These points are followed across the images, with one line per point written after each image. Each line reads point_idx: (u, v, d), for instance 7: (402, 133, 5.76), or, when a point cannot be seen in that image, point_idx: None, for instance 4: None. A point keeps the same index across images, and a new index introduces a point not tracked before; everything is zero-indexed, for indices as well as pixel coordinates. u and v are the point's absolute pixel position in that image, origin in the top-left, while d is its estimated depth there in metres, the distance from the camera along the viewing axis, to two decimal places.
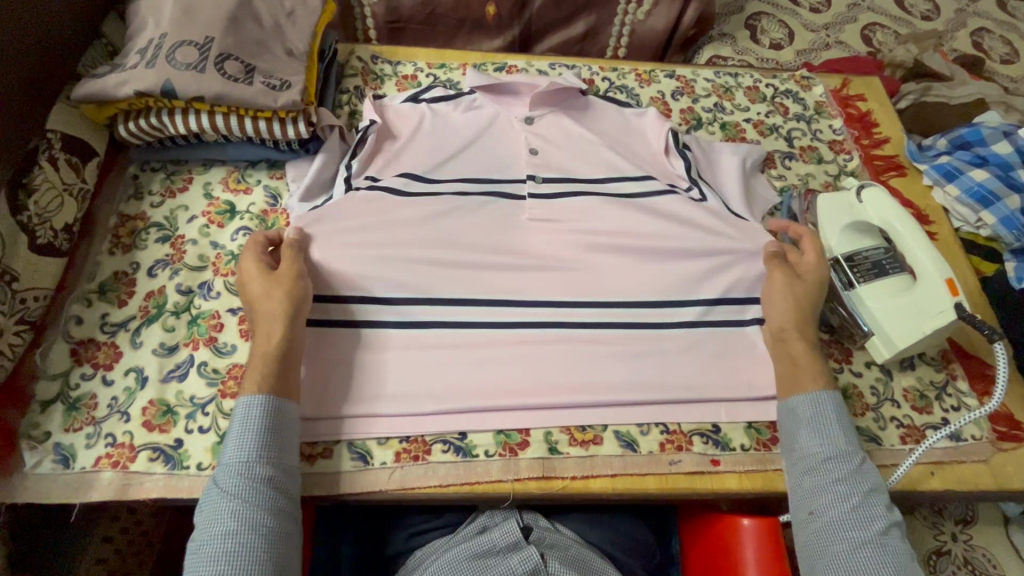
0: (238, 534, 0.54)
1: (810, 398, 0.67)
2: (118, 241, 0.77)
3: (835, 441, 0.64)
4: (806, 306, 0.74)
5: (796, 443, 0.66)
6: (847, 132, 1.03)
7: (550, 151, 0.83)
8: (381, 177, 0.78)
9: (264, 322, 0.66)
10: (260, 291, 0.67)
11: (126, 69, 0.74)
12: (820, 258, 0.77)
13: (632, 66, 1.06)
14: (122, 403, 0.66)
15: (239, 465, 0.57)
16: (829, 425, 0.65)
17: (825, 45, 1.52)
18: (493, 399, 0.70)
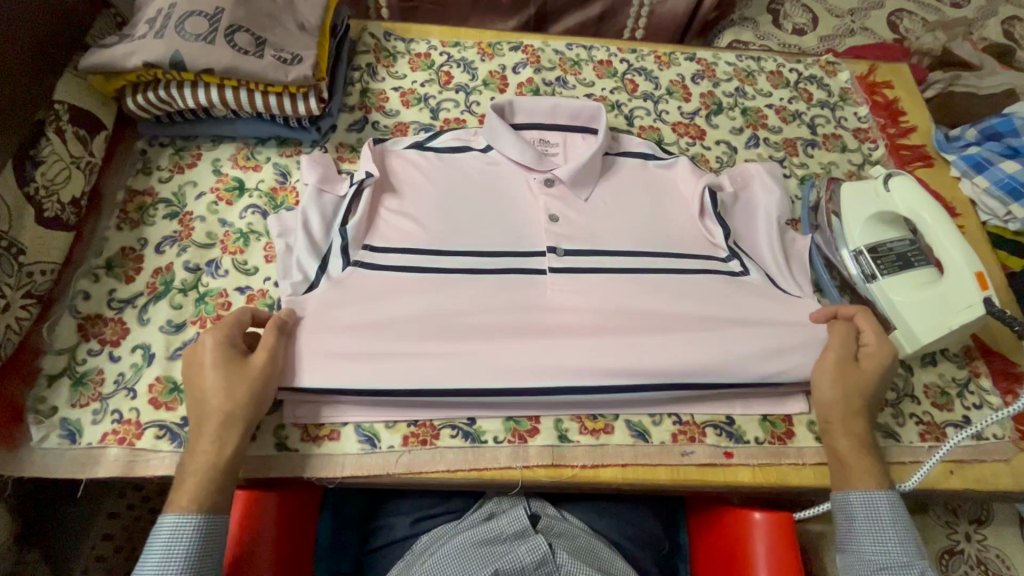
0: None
1: (863, 498, 0.63)
2: (126, 216, 0.76)
3: (894, 553, 0.61)
4: (855, 401, 0.67)
5: (860, 545, 0.62)
6: (872, 119, 0.99)
7: (572, 218, 0.78)
8: (383, 247, 0.73)
9: (208, 413, 0.60)
10: (214, 372, 0.61)
11: (135, 39, 0.73)
12: (880, 344, 0.69)
13: (652, 48, 1.03)
14: (129, 379, 0.66)
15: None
16: (886, 532, 0.62)
17: (849, 31, 1.48)
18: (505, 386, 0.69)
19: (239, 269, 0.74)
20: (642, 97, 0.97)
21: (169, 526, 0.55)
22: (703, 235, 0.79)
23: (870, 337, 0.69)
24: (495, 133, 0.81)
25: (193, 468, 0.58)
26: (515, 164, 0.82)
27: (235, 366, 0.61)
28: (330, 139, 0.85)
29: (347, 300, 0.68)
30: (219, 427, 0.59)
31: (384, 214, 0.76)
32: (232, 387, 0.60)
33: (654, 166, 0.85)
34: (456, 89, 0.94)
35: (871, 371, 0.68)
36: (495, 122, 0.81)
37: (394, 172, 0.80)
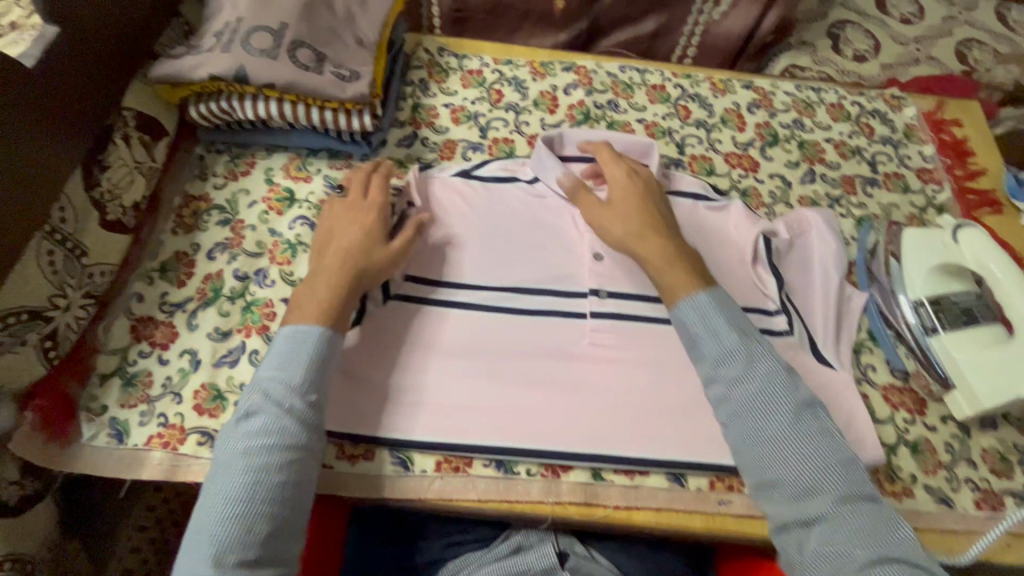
0: (257, 456, 0.55)
1: (688, 304, 0.67)
2: (181, 221, 0.78)
3: (726, 342, 0.64)
4: (632, 218, 0.74)
5: (699, 345, 0.65)
6: (938, 160, 0.95)
7: (617, 258, 0.78)
8: (432, 281, 0.75)
9: (333, 245, 0.69)
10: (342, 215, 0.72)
11: (202, 51, 0.73)
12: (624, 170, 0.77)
13: (707, 74, 1.01)
14: (176, 383, 0.67)
15: (276, 388, 0.59)
16: (727, 335, 0.64)
17: (914, 60, 1.42)
18: (544, 416, 0.68)
19: (285, 279, 0.75)
20: (695, 124, 0.95)
21: (290, 336, 0.62)
22: (754, 282, 0.79)
23: (620, 168, 0.78)
24: (544, 168, 0.81)
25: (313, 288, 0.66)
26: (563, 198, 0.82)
27: (372, 226, 0.71)
28: (380, 154, 0.86)
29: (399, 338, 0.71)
30: (345, 263, 0.67)
31: (426, 244, 0.77)
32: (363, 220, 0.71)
33: (704, 208, 0.84)
34: (506, 108, 0.93)
35: (631, 192, 0.76)
36: (545, 157, 0.81)
37: (438, 201, 0.81)
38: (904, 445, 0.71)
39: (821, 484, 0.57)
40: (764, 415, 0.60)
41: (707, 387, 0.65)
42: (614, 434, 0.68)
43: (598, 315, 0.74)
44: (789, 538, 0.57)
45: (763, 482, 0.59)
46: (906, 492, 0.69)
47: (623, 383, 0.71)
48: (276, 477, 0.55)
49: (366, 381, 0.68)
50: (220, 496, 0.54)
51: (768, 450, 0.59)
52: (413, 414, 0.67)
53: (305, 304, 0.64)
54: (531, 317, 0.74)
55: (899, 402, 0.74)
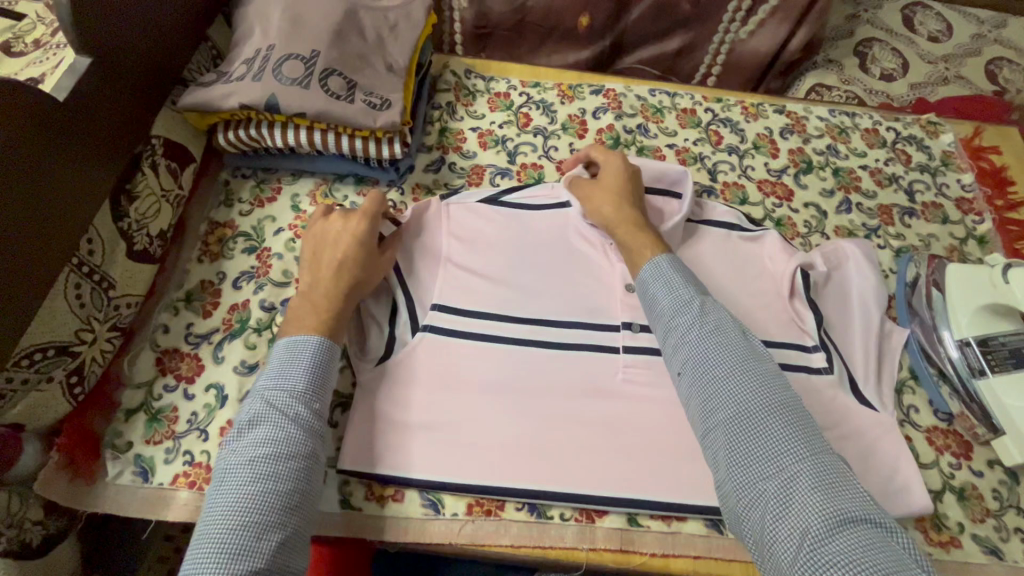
0: (261, 465, 0.53)
1: (649, 270, 0.68)
2: (207, 249, 0.77)
3: (681, 293, 0.65)
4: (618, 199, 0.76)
5: (657, 301, 0.66)
6: (977, 189, 0.92)
7: None
8: (461, 312, 0.72)
9: (326, 258, 0.69)
10: (332, 226, 0.71)
11: (232, 79, 0.72)
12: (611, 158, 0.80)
13: (738, 98, 0.99)
14: (202, 420, 0.66)
15: (275, 396, 0.58)
16: (676, 286, 0.66)
17: (943, 79, 1.39)
18: (578, 458, 0.66)
19: None
20: (727, 150, 0.93)
21: (287, 346, 0.62)
22: (791, 317, 0.76)
23: (609, 157, 0.80)
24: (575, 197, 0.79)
25: (310, 299, 0.66)
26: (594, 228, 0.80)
27: (364, 237, 0.70)
28: (408, 179, 0.85)
29: (427, 375, 0.68)
30: (340, 276, 0.67)
31: (457, 273, 0.75)
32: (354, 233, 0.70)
33: (738, 238, 0.82)
34: (534, 132, 0.92)
35: (617, 176, 0.78)
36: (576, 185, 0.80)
37: (466, 228, 0.79)
38: (950, 491, 0.69)
39: (772, 427, 0.54)
40: (715, 359, 0.60)
41: (663, 342, 0.65)
42: (652, 478, 0.65)
43: (632, 350, 0.72)
44: (738, 487, 0.54)
45: (714, 429, 0.57)
46: (953, 542, 0.66)
47: (660, 423, 0.68)
48: (282, 487, 0.53)
49: (394, 419, 0.66)
50: (223, 510, 0.51)
51: (717, 391, 0.58)
52: (443, 455, 0.65)
53: (305, 313, 0.65)
54: (564, 351, 0.72)
55: (944, 445, 0.71)
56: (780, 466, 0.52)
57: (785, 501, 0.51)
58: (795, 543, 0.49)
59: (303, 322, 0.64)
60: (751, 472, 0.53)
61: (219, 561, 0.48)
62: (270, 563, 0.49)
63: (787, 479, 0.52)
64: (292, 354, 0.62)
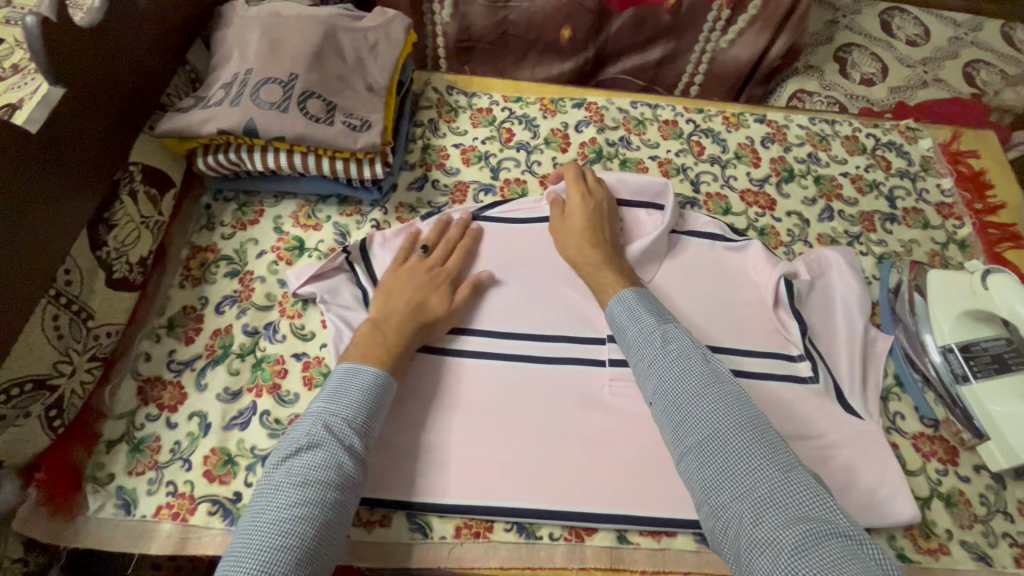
0: (311, 490, 0.54)
1: (618, 300, 0.69)
2: (188, 274, 0.76)
3: (647, 325, 0.66)
4: (587, 229, 0.77)
5: (626, 334, 0.67)
6: (957, 193, 0.93)
7: None
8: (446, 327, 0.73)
9: (400, 297, 0.70)
10: (410, 273, 0.73)
11: (210, 104, 0.72)
12: (575, 183, 0.81)
13: (719, 108, 1.00)
14: (184, 449, 0.65)
15: (335, 422, 0.58)
16: (637, 313, 0.67)
17: (921, 82, 1.41)
18: (566, 476, 0.65)
19: (296, 333, 0.73)
20: (709, 160, 0.93)
21: (347, 371, 0.63)
22: (775, 326, 0.77)
23: (575, 181, 0.81)
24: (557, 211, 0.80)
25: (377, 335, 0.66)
26: None
27: (444, 288, 0.73)
28: (391, 198, 0.85)
29: (417, 397, 0.69)
30: (411, 318, 0.68)
31: None
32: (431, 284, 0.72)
33: (722, 248, 0.82)
34: (517, 147, 0.92)
35: (582, 202, 0.79)
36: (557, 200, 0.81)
37: None
38: (938, 498, 0.69)
39: (743, 450, 0.55)
40: (681, 387, 0.60)
41: (636, 374, 0.66)
42: (640, 493, 0.65)
43: (617, 362, 0.72)
44: (714, 509, 0.54)
45: (689, 456, 0.57)
46: (942, 549, 0.66)
47: (647, 438, 0.68)
48: (322, 517, 0.53)
49: (389, 439, 0.66)
50: (257, 532, 0.51)
51: (688, 417, 0.58)
52: (443, 476, 0.65)
53: (370, 345, 0.65)
54: (550, 367, 0.72)
55: (931, 451, 0.72)
56: (754, 484, 0.52)
57: (755, 520, 0.50)
58: (770, 560, 0.48)
59: (367, 354, 0.64)
60: (725, 494, 0.53)
61: None
62: None
63: (760, 496, 0.52)
64: (337, 384, 0.62)
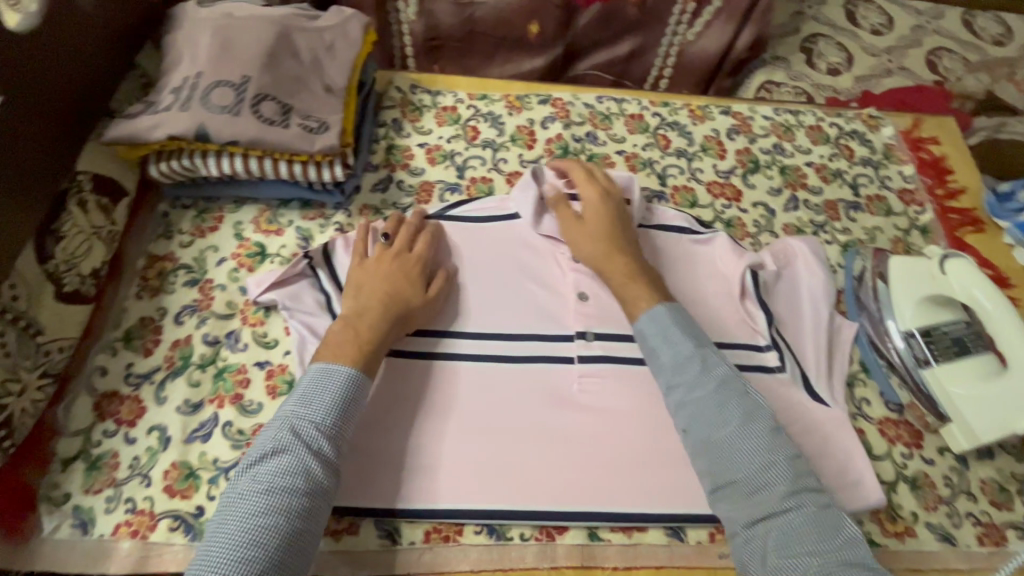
0: (277, 497, 0.53)
1: (648, 318, 0.68)
2: (146, 284, 0.74)
3: (682, 349, 0.65)
4: (613, 238, 0.75)
5: (659, 357, 0.66)
6: (918, 179, 0.95)
7: (601, 298, 0.76)
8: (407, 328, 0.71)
9: (371, 290, 0.68)
10: (377, 262, 0.71)
11: (159, 109, 0.70)
12: (597, 188, 0.78)
13: (685, 101, 1.00)
14: (144, 464, 0.63)
15: (303, 426, 0.57)
16: (670, 331, 0.66)
17: (886, 71, 1.43)
18: (553, 477, 0.65)
19: (258, 341, 0.72)
20: (675, 153, 0.93)
21: (319, 372, 0.61)
22: (742, 317, 0.77)
23: (586, 182, 0.79)
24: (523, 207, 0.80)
25: (352, 332, 0.64)
26: (547, 239, 0.80)
27: (415, 275, 0.71)
28: (355, 201, 0.84)
29: (401, 403, 0.68)
30: (386, 312, 0.67)
31: None
32: (401, 273, 0.70)
33: (689, 241, 0.82)
34: (483, 145, 0.91)
35: (603, 207, 0.77)
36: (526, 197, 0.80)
37: None
38: (904, 481, 0.70)
39: (776, 487, 0.57)
40: (716, 420, 0.60)
41: (665, 398, 0.65)
42: (622, 490, 0.65)
43: (587, 359, 0.72)
44: (744, 539, 0.56)
45: (720, 490, 0.59)
46: (908, 531, 0.67)
47: (618, 434, 0.68)
48: (288, 524, 0.52)
49: (367, 444, 0.65)
50: (222, 539, 0.51)
51: (723, 450, 0.59)
52: (431, 480, 0.64)
53: (344, 342, 0.63)
54: (521, 366, 0.71)
55: (896, 436, 0.73)
56: (786, 518, 0.55)
57: (792, 557, 0.52)
58: None
59: (340, 353, 0.63)
60: (757, 527, 0.56)
61: None
62: None
63: (792, 530, 0.54)
64: (310, 385, 0.60)
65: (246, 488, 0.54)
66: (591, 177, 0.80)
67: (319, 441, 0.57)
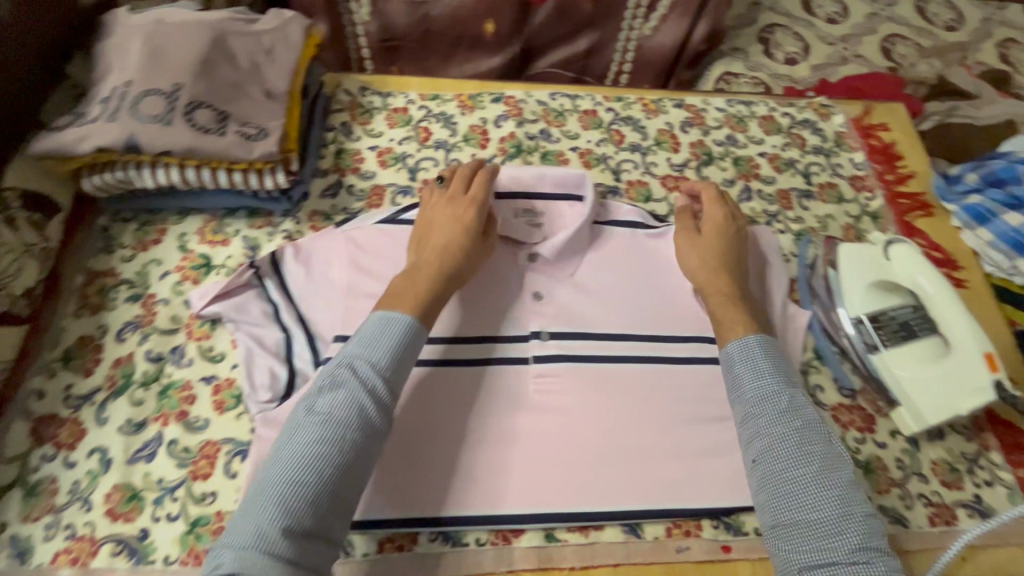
0: (332, 428, 0.54)
1: (738, 346, 0.67)
2: (85, 301, 0.72)
3: (767, 386, 0.63)
4: (723, 265, 0.75)
5: (742, 386, 0.64)
6: (868, 166, 0.96)
7: (557, 296, 0.76)
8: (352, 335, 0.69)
9: (431, 243, 0.71)
10: (436, 214, 0.73)
11: (88, 121, 0.68)
12: (724, 217, 0.80)
13: (638, 95, 1.00)
14: (85, 488, 0.61)
15: (362, 366, 0.58)
16: (758, 361, 0.65)
17: (842, 59, 1.45)
18: (604, 479, 0.66)
19: (204, 355, 0.70)
20: (629, 148, 0.93)
21: (379, 318, 0.62)
22: (695, 311, 0.77)
23: (718, 208, 0.80)
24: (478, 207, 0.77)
25: (410, 283, 0.66)
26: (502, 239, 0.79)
27: (470, 222, 0.72)
28: (303, 208, 0.82)
29: (455, 412, 0.68)
30: (444, 262, 0.68)
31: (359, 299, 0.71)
32: (459, 221, 0.72)
33: (643, 235, 0.82)
34: (435, 146, 0.90)
35: (724, 234, 0.78)
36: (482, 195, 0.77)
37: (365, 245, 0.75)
38: (857, 466, 0.71)
39: (845, 539, 0.54)
40: (795, 460, 0.58)
41: (739, 429, 0.63)
42: (643, 490, 0.66)
43: (541, 359, 0.71)
44: None
45: (782, 528, 0.56)
46: None
47: (577, 434, 0.68)
48: (340, 457, 0.54)
49: (426, 454, 0.65)
50: (279, 463, 0.52)
51: (792, 491, 0.57)
52: (496, 488, 0.65)
53: (405, 291, 0.65)
54: (480, 368, 0.70)
55: (849, 421, 0.73)
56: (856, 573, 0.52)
57: None
58: None
59: (399, 300, 0.64)
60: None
61: (262, 519, 0.49)
62: (303, 531, 0.50)
63: None
64: (371, 328, 0.61)
65: (301, 419, 0.55)
66: (722, 204, 0.81)
67: (375, 382, 0.57)
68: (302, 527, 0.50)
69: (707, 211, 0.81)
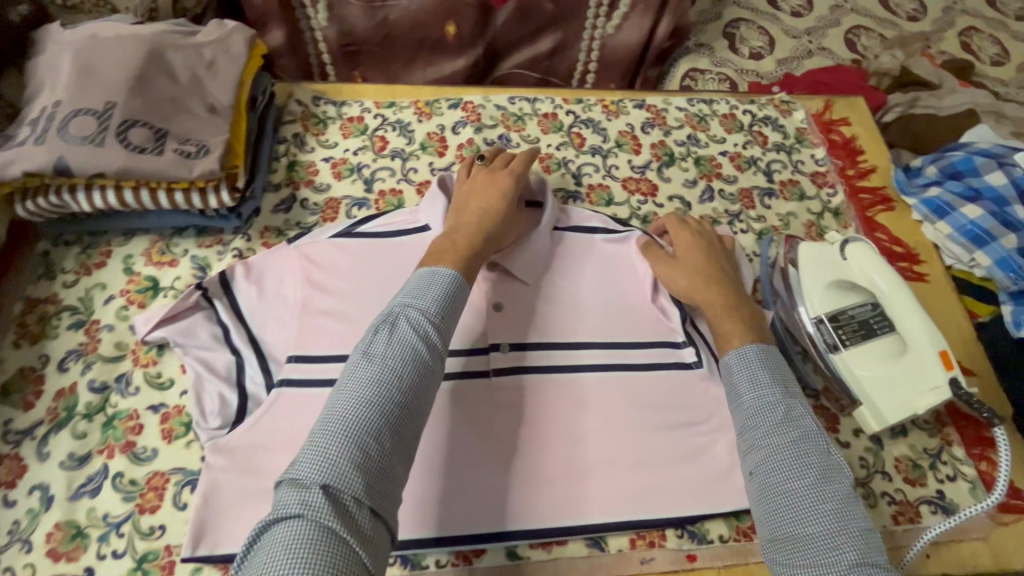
0: (388, 373, 0.52)
1: (736, 355, 0.65)
2: (24, 331, 0.69)
3: (767, 395, 0.61)
4: (710, 278, 0.73)
5: (740, 395, 0.62)
6: (830, 161, 0.96)
7: (515, 306, 0.73)
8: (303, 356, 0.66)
9: (471, 209, 0.71)
10: (477, 185, 0.75)
11: (16, 145, 0.65)
12: (693, 237, 0.78)
13: (598, 97, 0.98)
14: (25, 528, 0.59)
15: (412, 313, 0.56)
16: (756, 368, 0.63)
17: (807, 53, 1.45)
18: (627, 488, 0.66)
19: (151, 383, 0.68)
20: (590, 151, 0.92)
21: (423, 273, 0.61)
22: (659, 315, 0.76)
23: (682, 228, 0.78)
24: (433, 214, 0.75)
25: (448, 246, 0.66)
26: None
27: (509, 194, 0.74)
28: (254, 224, 0.80)
29: (479, 424, 0.66)
30: (482, 226, 0.69)
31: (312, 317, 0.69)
32: (500, 192, 0.73)
33: (605, 240, 0.80)
34: (392, 155, 0.88)
35: (699, 251, 0.76)
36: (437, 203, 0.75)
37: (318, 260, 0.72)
38: None
39: (840, 555, 0.50)
40: (789, 472, 0.56)
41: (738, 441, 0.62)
42: (653, 499, 0.66)
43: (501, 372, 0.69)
44: None
45: (779, 543, 0.53)
46: None
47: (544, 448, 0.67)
48: (396, 402, 0.51)
49: (455, 468, 0.64)
50: (336, 409, 0.50)
51: (788, 504, 0.54)
52: (526, 500, 0.64)
53: (444, 251, 0.65)
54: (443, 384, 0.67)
55: None
56: None
57: None
58: None
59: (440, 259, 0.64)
60: None
61: (320, 465, 0.46)
62: (365, 476, 0.47)
63: None
64: (417, 280, 0.60)
65: (353, 366, 0.53)
66: (683, 226, 0.79)
67: (427, 329, 0.55)
68: (366, 471, 0.47)
69: (675, 237, 0.78)
